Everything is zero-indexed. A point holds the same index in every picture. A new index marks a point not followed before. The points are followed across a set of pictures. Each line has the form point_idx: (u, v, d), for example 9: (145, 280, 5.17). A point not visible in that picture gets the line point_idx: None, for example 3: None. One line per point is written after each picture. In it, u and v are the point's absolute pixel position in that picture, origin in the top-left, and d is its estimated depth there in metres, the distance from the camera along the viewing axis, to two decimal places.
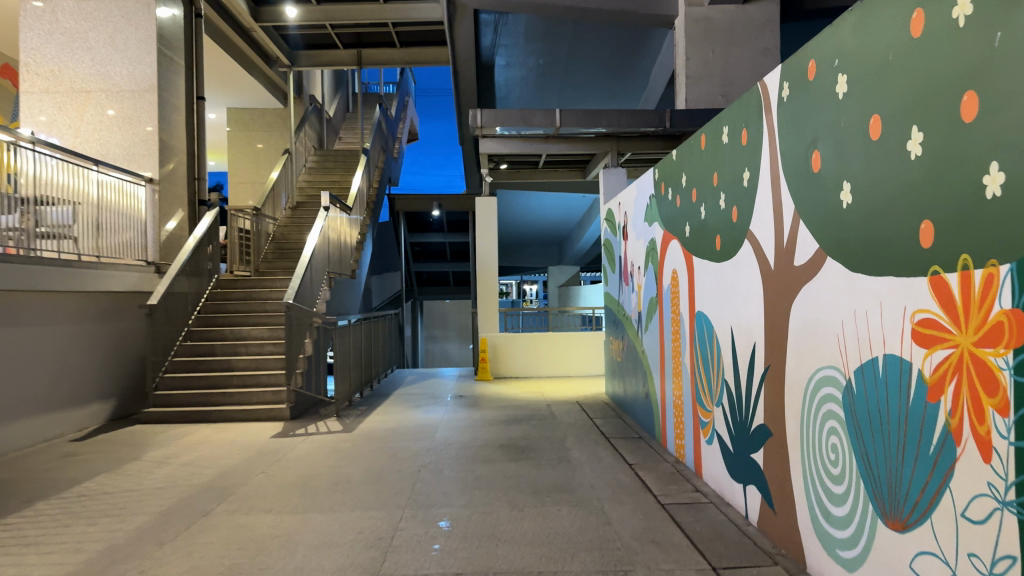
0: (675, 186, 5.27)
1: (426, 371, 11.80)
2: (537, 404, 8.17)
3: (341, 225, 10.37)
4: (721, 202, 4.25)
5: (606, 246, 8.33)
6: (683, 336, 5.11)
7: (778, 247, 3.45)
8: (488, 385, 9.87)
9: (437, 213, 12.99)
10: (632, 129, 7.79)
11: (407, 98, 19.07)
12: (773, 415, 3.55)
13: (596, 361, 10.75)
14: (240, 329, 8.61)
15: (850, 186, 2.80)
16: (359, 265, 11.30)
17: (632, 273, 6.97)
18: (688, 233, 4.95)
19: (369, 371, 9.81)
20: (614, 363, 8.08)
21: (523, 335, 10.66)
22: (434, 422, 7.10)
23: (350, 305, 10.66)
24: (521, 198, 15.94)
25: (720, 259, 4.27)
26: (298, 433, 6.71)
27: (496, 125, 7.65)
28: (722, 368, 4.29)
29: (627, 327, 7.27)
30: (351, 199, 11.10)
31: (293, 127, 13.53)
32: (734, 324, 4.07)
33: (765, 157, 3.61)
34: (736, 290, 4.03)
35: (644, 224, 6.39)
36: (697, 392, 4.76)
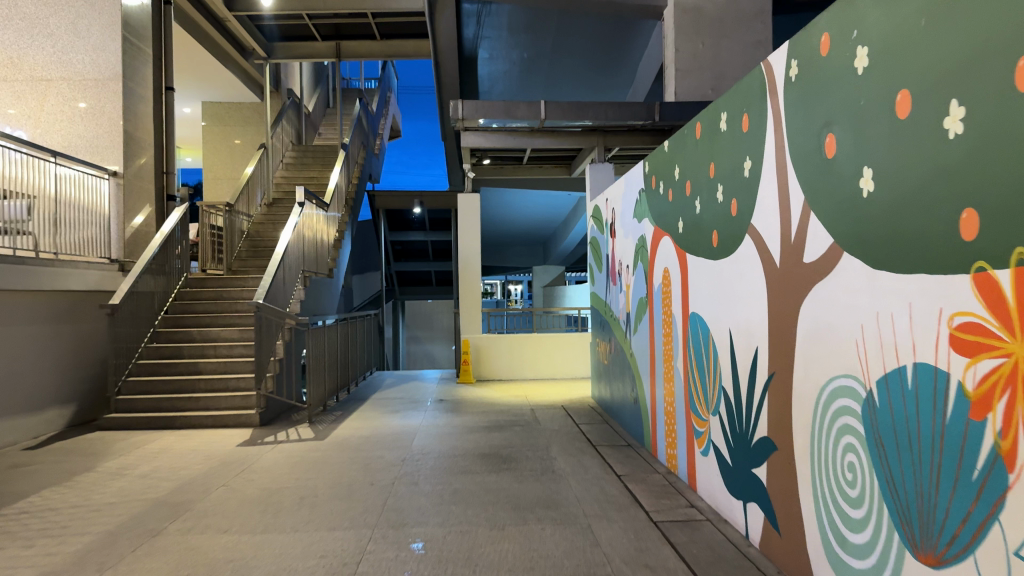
0: (667, 179, 4.95)
1: (407, 373, 11.42)
2: (521, 409, 7.81)
3: (318, 222, 9.98)
4: (719, 195, 3.94)
5: (593, 244, 7.99)
6: (675, 339, 4.79)
7: (784, 243, 3.13)
8: (470, 388, 9.52)
9: (419, 211, 12.62)
10: (619, 122, 7.48)
11: (389, 93, 18.68)
12: (778, 428, 3.23)
13: (583, 363, 10.41)
14: (209, 330, 8.22)
15: (871, 172, 2.48)
16: (337, 264, 10.92)
17: (620, 272, 6.64)
18: (681, 229, 4.63)
19: (346, 374, 9.42)
20: (601, 366, 7.76)
21: (507, 337, 10.30)
22: (411, 429, 6.74)
23: (327, 305, 10.25)
24: (505, 196, 15.58)
25: (717, 256, 3.95)
26: (266, 441, 6.34)
27: (478, 117, 7.30)
28: (719, 374, 3.97)
29: (615, 329, 6.95)
30: (329, 195, 10.71)
31: (270, 122, 13.11)
32: (732, 327, 3.75)
33: (769, 143, 3.29)
34: (735, 290, 3.71)
35: (633, 220, 6.06)
36: (691, 400, 4.44)
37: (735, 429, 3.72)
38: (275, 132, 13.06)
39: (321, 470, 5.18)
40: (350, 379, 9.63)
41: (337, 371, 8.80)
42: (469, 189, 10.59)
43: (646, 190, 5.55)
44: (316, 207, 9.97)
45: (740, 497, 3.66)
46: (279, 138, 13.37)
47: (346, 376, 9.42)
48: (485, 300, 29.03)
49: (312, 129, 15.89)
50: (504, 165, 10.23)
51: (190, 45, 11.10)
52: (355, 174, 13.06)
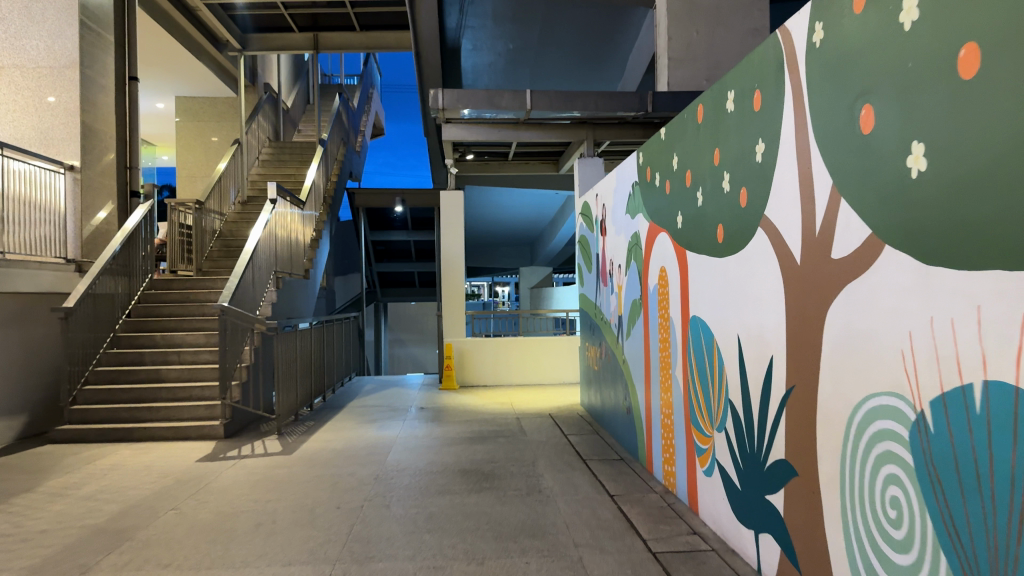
0: (664, 170, 4.52)
1: (387, 378, 10.94)
2: (506, 417, 7.35)
3: (292, 220, 9.49)
4: (725, 184, 3.51)
5: (582, 242, 7.55)
6: (673, 344, 4.35)
7: (806, 236, 2.71)
8: (453, 395, 9.05)
9: (400, 210, 12.14)
10: (610, 113, 7.05)
11: (371, 90, 18.18)
12: (800, 451, 2.79)
13: (571, 368, 9.96)
14: (173, 335, 7.71)
15: (924, 147, 2.05)
16: (314, 265, 10.42)
17: (612, 272, 6.19)
18: (680, 224, 4.20)
19: (321, 380, 8.93)
20: (590, 372, 7.32)
21: (492, 341, 9.83)
22: (387, 441, 6.26)
23: (303, 308, 9.75)
24: (490, 195, 15.12)
25: (723, 253, 3.52)
26: (229, 455, 5.85)
27: (460, 107, 6.83)
28: (725, 386, 3.54)
29: (606, 334, 6.50)
30: (305, 192, 10.21)
31: (245, 117, 12.58)
32: (742, 333, 3.31)
33: (787, 122, 2.86)
34: (743, 291, 3.28)
35: (626, 216, 5.62)
36: (692, 413, 4.00)
37: (745, 449, 3.28)
38: (250, 128, 12.55)
39: (284, 490, 4.71)
40: (326, 385, 9.14)
41: (311, 378, 8.31)
42: (452, 185, 10.12)
43: (640, 182, 5.12)
44: (290, 204, 9.49)
45: (750, 526, 3.22)
46: (255, 134, 12.86)
47: (322, 383, 8.93)
48: (471, 303, 28.57)
49: (290, 125, 15.36)
50: (489, 161, 9.78)
51: (158, 35, 10.57)
52: (334, 171, 12.57)
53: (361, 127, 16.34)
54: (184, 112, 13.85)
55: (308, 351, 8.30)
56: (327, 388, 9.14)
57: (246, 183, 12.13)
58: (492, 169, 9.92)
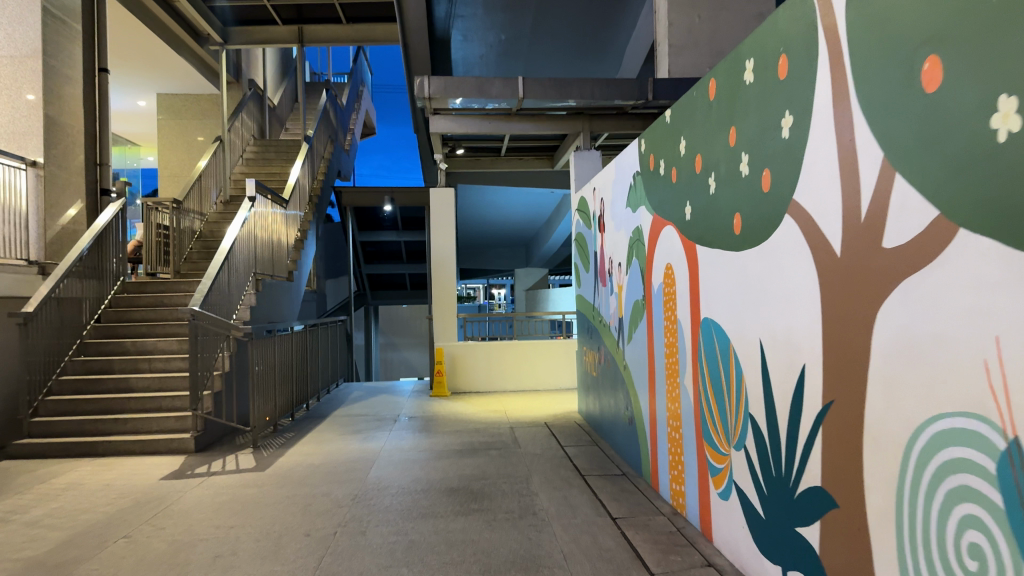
0: (670, 157, 4.07)
1: (376, 384, 10.47)
2: (499, 426, 6.90)
3: (273, 220, 9.03)
4: (743, 166, 3.06)
5: (579, 240, 7.10)
6: (681, 350, 3.91)
7: (850, 221, 2.26)
8: (444, 402, 8.59)
9: (389, 209, 11.69)
10: (607, 102, 6.62)
11: (362, 87, 17.72)
12: (840, 478, 2.35)
13: (568, 373, 9.50)
14: (144, 341, 7.23)
15: (1015, 102, 1.60)
16: (298, 266, 9.96)
17: (611, 271, 5.74)
18: (689, 216, 3.75)
19: (304, 388, 8.46)
20: (588, 378, 6.87)
21: (485, 345, 9.37)
22: (370, 455, 5.81)
23: (286, 312, 9.28)
24: (483, 194, 14.67)
25: (741, 247, 3.07)
26: (197, 472, 5.38)
27: (448, 96, 6.39)
28: (744, 397, 3.09)
29: (606, 338, 6.04)
30: (288, 190, 9.75)
31: (228, 114, 12.11)
32: (764, 337, 2.86)
33: (823, 89, 2.41)
34: (766, 290, 2.84)
35: (626, 210, 5.18)
36: (705, 426, 3.55)
37: (770, 472, 2.84)
38: (234, 126, 12.10)
39: (251, 514, 4.24)
40: (309, 393, 8.67)
41: (292, 386, 7.85)
42: (443, 183, 9.68)
43: (643, 171, 4.67)
44: (271, 202, 9.04)
45: (777, 562, 2.78)
46: (239, 131, 12.41)
47: (304, 391, 8.46)
48: (466, 306, 28.15)
49: (277, 123, 14.90)
50: (480, 156, 9.34)
51: (135, 26, 10.11)
52: (321, 170, 12.13)
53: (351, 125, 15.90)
54: (166, 109, 13.38)
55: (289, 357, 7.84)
56: (310, 396, 8.67)
57: (228, 182, 11.67)
58: (484, 165, 9.47)
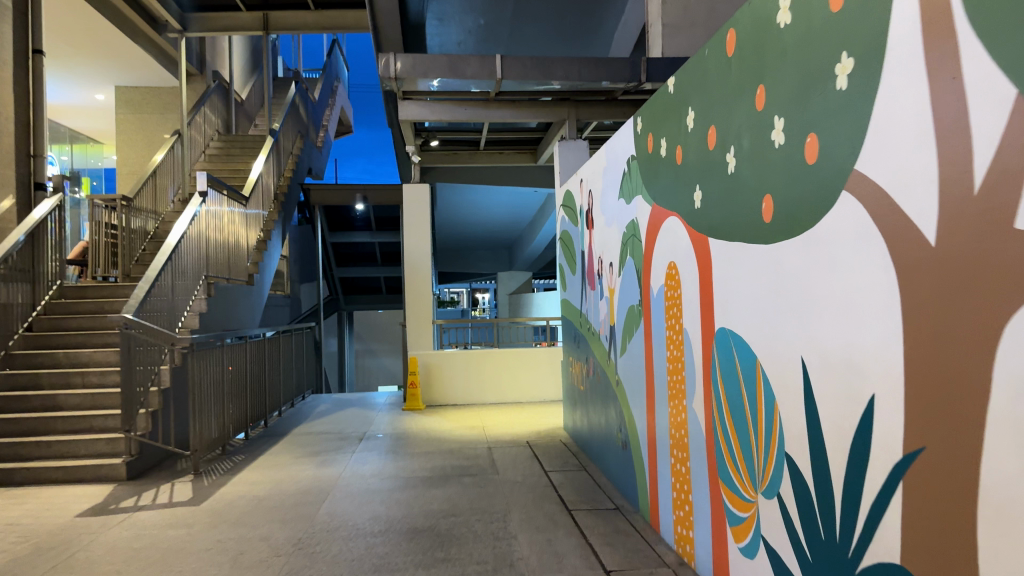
0: (675, 135, 3.39)
1: (346, 396, 9.71)
2: (476, 446, 6.17)
3: (230, 218, 8.27)
4: (777, 135, 2.38)
5: (564, 238, 6.41)
6: (689, 366, 3.21)
7: (955, 193, 1.58)
8: (417, 417, 7.86)
9: (362, 208, 10.96)
10: (595, 84, 5.95)
11: (337, 83, 16.98)
12: (935, 561, 1.66)
13: (553, 384, 8.80)
14: (79, 352, 6.43)
15: None
16: (260, 270, 9.20)
17: (601, 272, 5.05)
18: (700, 204, 3.07)
19: (261, 403, 7.68)
20: (575, 392, 6.18)
21: (463, 353, 8.65)
22: (325, 483, 5.07)
23: (247, 319, 8.52)
24: (463, 193, 13.99)
25: (774, 239, 2.39)
26: (122, 507, 4.62)
27: (417, 76, 5.70)
28: (778, 430, 2.41)
29: (595, 347, 5.35)
30: (249, 186, 9.00)
31: (188, 107, 11.33)
32: (810, 354, 2.18)
33: (902, 14, 1.74)
34: (812, 292, 2.16)
35: (618, 202, 4.50)
36: (722, 461, 2.87)
37: (817, 535, 2.16)
38: (194, 120, 11.33)
39: (169, 567, 3.51)
40: (267, 409, 7.89)
41: (246, 402, 7.09)
42: (417, 178, 8.95)
43: (640, 154, 3.98)
44: (228, 199, 8.29)
45: None
46: (201, 125, 11.66)
47: (261, 407, 7.68)
48: (449, 310, 27.52)
49: (245, 119, 14.14)
50: (457, 150, 8.75)
51: (84, 10, 9.34)
52: (289, 166, 11.40)
53: (323, 121, 15.18)
54: (124, 103, 12.57)
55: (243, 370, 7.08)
56: (268, 413, 7.89)
57: (188, 180, 10.88)
58: (461, 161, 8.89)
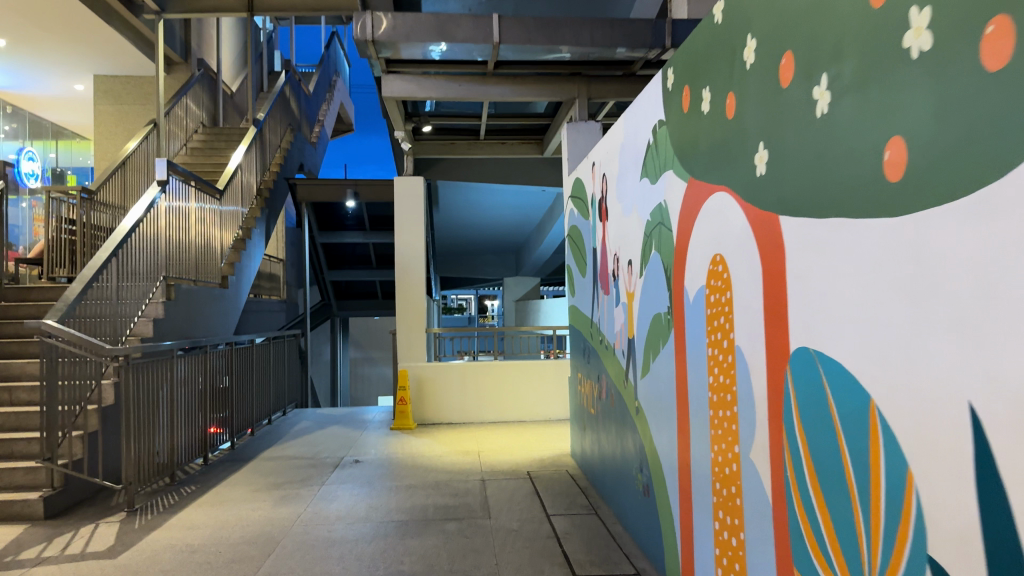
0: (724, 80, 2.48)
1: (332, 411, 8.81)
2: (468, 478, 5.25)
3: (198, 213, 7.40)
4: (914, 38, 1.47)
5: (572, 234, 5.50)
6: (746, 398, 2.30)
7: None
8: (405, 438, 6.95)
9: (353, 204, 10.10)
10: (611, 51, 5.06)
11: (337, 77, 16.21)
12: None
13: (560, 401, 7.86)
14: (9, 364, 5.46)
15: None
16: (237, 272, 8.32)
17: (616, 272, 4.13)
18: (764, 168, 2.16)
19: (227, 422, 6.78)
20: (585, 414, 5.26)
21: (459, 365, 7.76)
22: (279, 527, 4.17)
23: (218, 327, 7.63)
24: (466, 192, 13.11)
25: (912, 207, 1.48)
26: (21, 558, 3.71)
27: (398, 40, 4.83)
28: (914, 509, 1.49)
29: (608, 363, 4.42)
30: (224, 178, 8.14)
31: (169, 96, 10.46)
32: (992, 399, 1.27)
33: None
34: (1000, 290, 1.25)
35: (639, 183, 3.57)
36: (802, 543, 1.95)
37: None
38: (176, 110, 10.47)
39: None
40: (235, 428, 6.99)
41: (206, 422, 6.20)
42: (409, 170, 8.07)
43: (670, 117, 3.06)
44: (196, 191, 7.45)
45: None
46: (184, 116, 10.81)
47: (227, 426, 6.78)
48: (456, 318, 26.71)
49: (236, 112, 13.28)
50: (455, 139, 7.95)
51: None
52: (276, 160, 10.53)
53: (319, 116, 14.33)
54: (103, 92, 11.73)
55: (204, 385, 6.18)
56: (236, 433, 6.99)
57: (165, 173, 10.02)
58: (460, 152, 8.07)
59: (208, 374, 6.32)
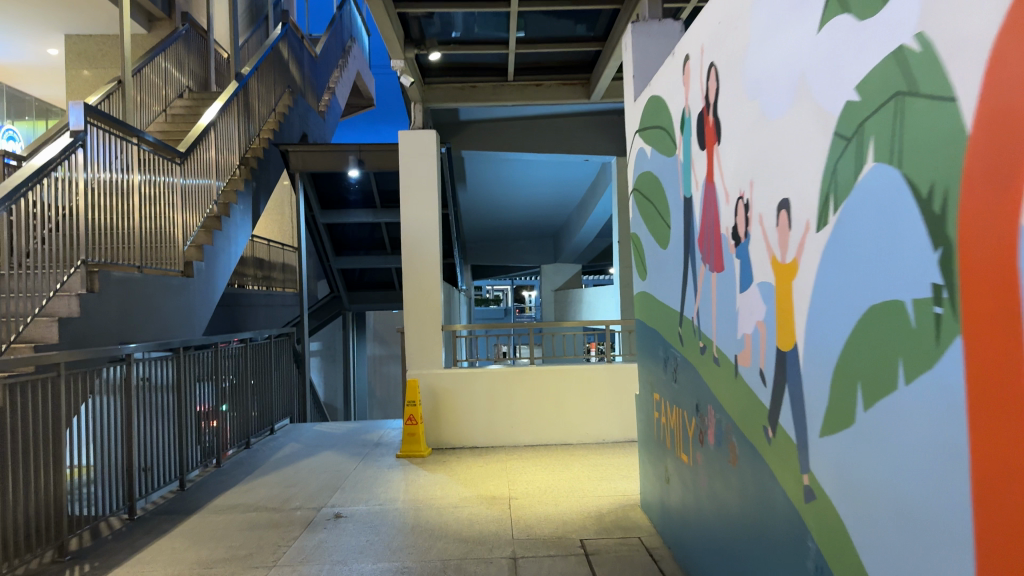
0: None
1: (332, 427, 7.07)
2: (491, 553, 3.47)
3: (145, 182, 5.75)
4: None
5: (643, 187, 3.69)
6: None
7: None
8: (412, 471, 5.22)
9: (358, 175, 8.38)
10: None
11: (353, 44, 14.57)
12: None
13: (617, 417, 6.03)
14: None
15: None
16: (208, 260, 6.66)
17: (741, 230, 2.33)
18: None
19: (175, 454, 5.14)
20: (665, 455, 3.46)
21: (485, 373, 6.02)
22: None
23: (178, 327, 5.97)
24: (496, 165, 11.34)
25: None
26: None
27: None
28: None
29: (715, 387, 2.64)
30: (187, 140, 6.48)
31: (145, 52, 8.84)
32: None
33: None
34: None
35: (815, 38, 1.78)
36: None
37: None
38: (153, 69, 8.84)
39: None
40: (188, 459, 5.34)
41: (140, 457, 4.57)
42: (419, 124, 6.28)
43: None
44: (145, 152, 5.80)
45: None
46: (164, 82, 9.18)
47: (175, 460, 5.14)
48: (491, 311, 25.06)
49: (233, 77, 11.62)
50: (476, 79, 6.19)
51: None
52: (270, 125, 8.85)
53: (330, 83, 12.62)
54: (77, 55, 10.21)
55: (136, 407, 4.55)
56: (190, 466, 5.35)
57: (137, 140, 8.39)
58: (483, 99, 6.32)
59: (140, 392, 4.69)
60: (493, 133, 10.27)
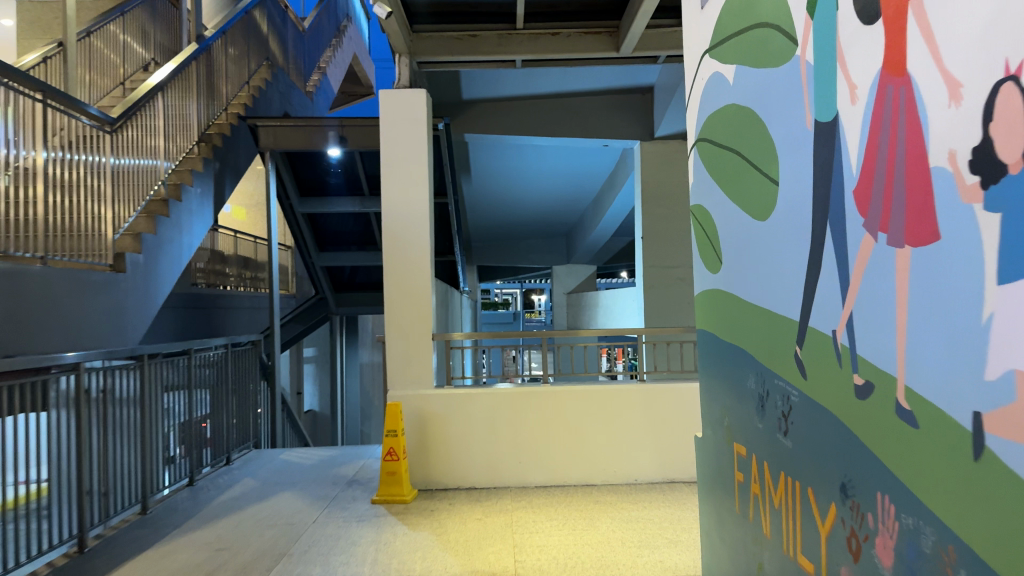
0: None
1: (303, 457, 5.84)
2: None
3: (64, 153, 4.55)
4: None
5: (716, 132, 2.47)
6: None
7: None
8: (389, 524, 4.00)
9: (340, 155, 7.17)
10: None
11: (350, 24, 13.38)
12: None
13: (652, 452, 4.78)
14: None
15: None
16: (148, 253, 5.43)
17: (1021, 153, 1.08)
18: None
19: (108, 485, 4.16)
20: (757, 544, 2.22)
21: (486, 394, 4.79)
22: None
23: (100, 336, 4.74)
24: (503, 152, 10.12)
25: None
26: None
27: None
28: None
29: (903, 468, 1.41)
30: (122, 105, 5.27)
31: (98, 15, 7.68)
32: None
33: None
34: None
35: None
36: None
37: None
38: (107, 35, 7.69)
39: None
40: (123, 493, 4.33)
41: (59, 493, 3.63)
42: (406, 81, 5.06)
43: None
44: (77, 122, 4.70)
45: None
46: (121, 58, 8.02)
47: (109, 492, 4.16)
48: (500, 315, 23.79)
49: None
50: (475, 23, 5.05)
51: None
52: (241, 99, 7.66)
53: (321, 63, 11.42)
54: (29, 24, 9.05)
55: (60, 429, 3.63)
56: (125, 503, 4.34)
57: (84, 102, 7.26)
58: (486, 50, 5.17)
59: (66, 412, 3.75)
60: (499, 114, 9.06)
